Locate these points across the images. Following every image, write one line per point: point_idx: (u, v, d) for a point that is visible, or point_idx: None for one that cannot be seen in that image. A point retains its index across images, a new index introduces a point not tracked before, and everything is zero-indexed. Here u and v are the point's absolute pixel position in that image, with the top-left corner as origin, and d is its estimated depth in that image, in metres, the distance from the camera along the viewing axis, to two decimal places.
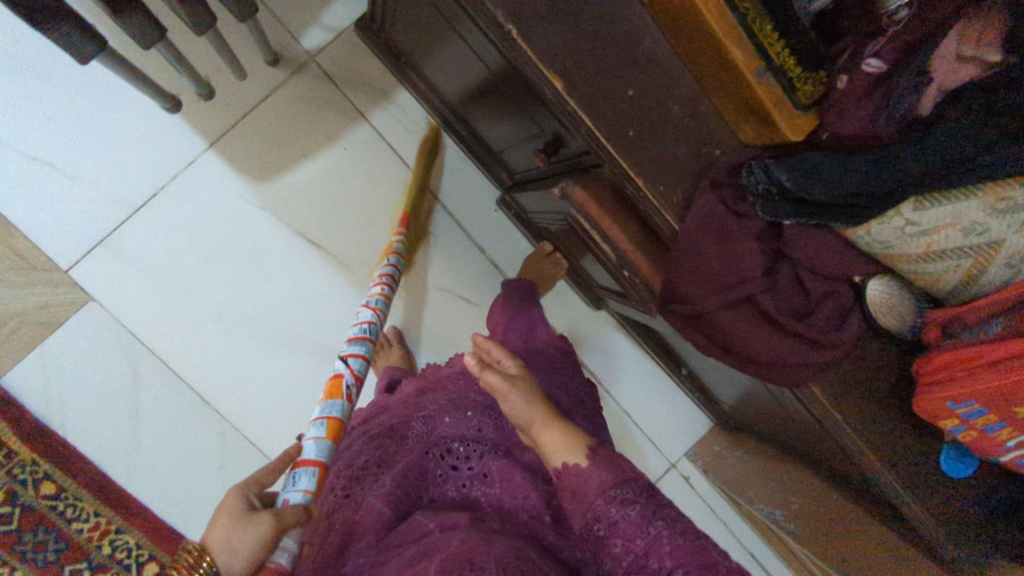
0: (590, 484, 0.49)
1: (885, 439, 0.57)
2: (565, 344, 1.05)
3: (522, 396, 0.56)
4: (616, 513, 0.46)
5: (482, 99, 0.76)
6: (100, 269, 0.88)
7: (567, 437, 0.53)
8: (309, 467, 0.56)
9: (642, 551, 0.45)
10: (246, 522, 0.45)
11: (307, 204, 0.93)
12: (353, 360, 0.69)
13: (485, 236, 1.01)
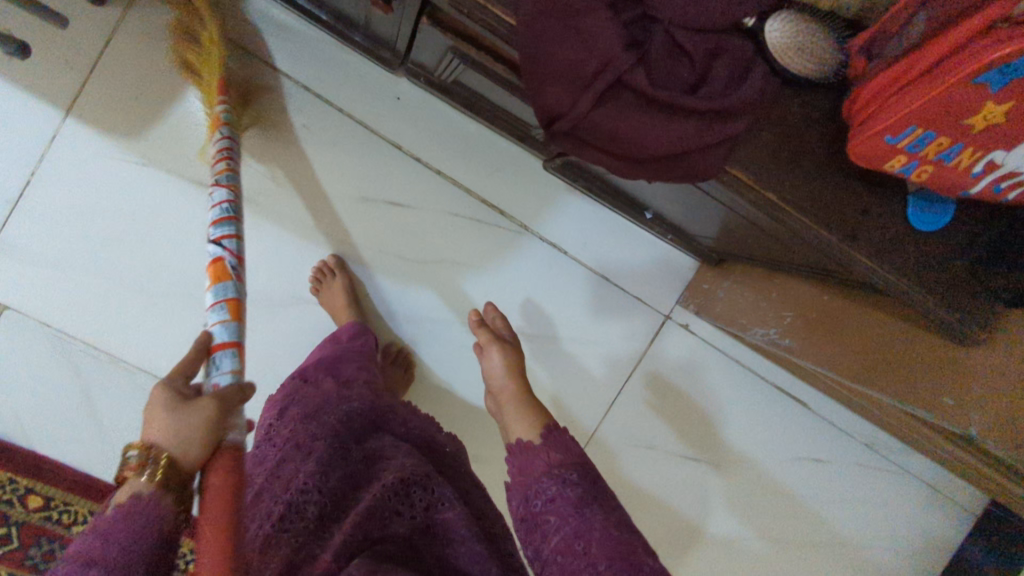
0: (537, 461, 0.62)
1: (836, 210, 0.48)
2: (518, 223, 0.97)
3: (499, 358, 0.75)
4: (556, 491, 0.58)
5: None
6: (2, 274, 0.83)
7: (525, 414, 0.68)
8: (227, 349, 0.58)
9: (573, 532, 0.56)
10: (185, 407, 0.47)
11: (190, 148, 0.85)
12: (220, 355, 0.57)
13: (397, 131, 0.91)
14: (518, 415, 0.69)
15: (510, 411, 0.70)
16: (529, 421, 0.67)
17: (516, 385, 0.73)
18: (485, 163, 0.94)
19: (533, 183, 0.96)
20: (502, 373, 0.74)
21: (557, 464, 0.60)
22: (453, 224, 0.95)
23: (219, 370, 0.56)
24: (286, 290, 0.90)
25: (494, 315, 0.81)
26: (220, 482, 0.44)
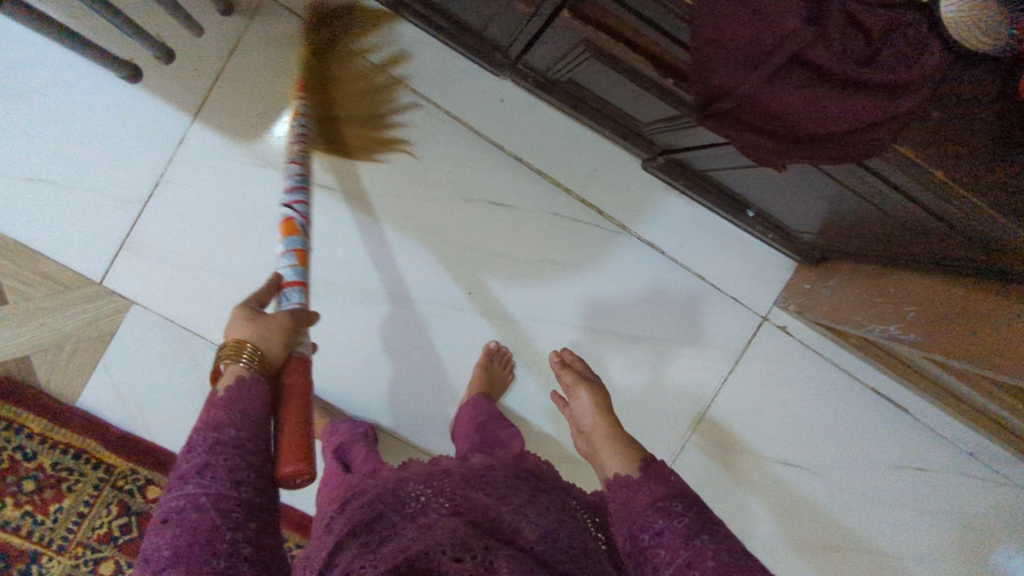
0: (638, 496, 0.56)
1: (1001, 185, 0.47)
2: (618, 223, 0.97)
3: (586, 394, 0.72)
4: (663, 522, 0.53)
5: None
6: (130, 272, 0.86)
7: (617, 445, 0.64)
8: (295, 285, 0.65)
9: (687, 561, 0.50)
10: (268, 318, 0.59)
11: (304, 148, 0.88)
12: (290, 290, 0.65)
13: (500, 133, 0.93)
14: (609, 449, 0.64)
15: (602, 443, 0.66)
16: (622, 452, 0.63)
17: (610, 422, 0.69)
18: (585, 163, 0.95)
19: (632, 183, 0.97)
20: (591, 408, 0.71)
21: (662, 496, 0.55)
22: (554, 224, 0.95)
23: (287, 301, 0.65)
24: (391, 289, 0.91)
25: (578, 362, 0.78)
26: (298, 384, 0.57)
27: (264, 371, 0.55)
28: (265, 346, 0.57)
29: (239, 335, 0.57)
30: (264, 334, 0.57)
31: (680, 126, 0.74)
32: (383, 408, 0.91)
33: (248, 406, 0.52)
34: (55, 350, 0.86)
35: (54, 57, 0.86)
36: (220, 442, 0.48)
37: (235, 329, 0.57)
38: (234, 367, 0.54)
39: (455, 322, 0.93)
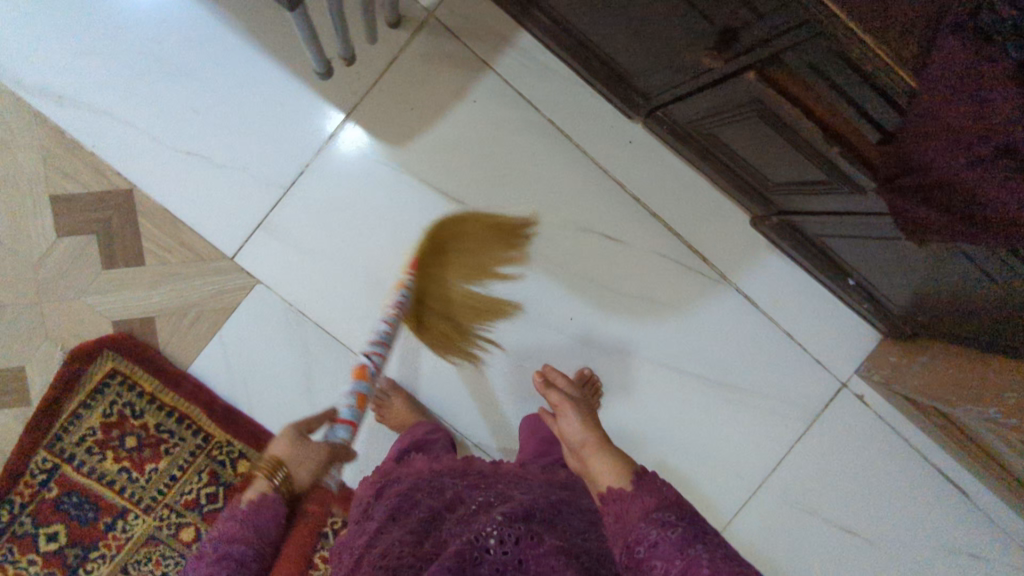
0: (634, 507, 0.61)
1: None
2: (718, 272, 1.01)
3: (575, 416, 0.77)
4: (657, 533, 0.56)
5: (622, 23, 0.74)
6: (261, 252, 0.90)
7: (611, 459, 0.70)
8: (346, 424, 0.73)
9: (681, 568, 0.52)
10: (309, 446, 0.68)
11: (446, 160, 0.93)
12: (339, 428, 0.73)
13: (624, 172, 0.97)
14: (603, 464, 0.70)
15: (596, 460, 0.71)
16: (617, 469, 0.67)
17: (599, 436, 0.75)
18: (699, 212, 0.99)
19: (738, 237, 1.00)
20: (582, 428, 0.76)
21: (654, 509, 0.59)
22: (658, 264, 0.99)
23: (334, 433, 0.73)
24: (500, 304, 0.96)
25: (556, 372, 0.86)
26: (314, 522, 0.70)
27: (289, 499, 0.65)
28: (295, 474, 0.66)
29: (273, 454, 0.66)
30: (297, 463, 0.66)
31: (816, 190, 0.78)
32: (476, 416, 0.96)
33: (262, 523, 0.61)
34: (179, 315, 0.90)
35: (223, 36, 0.88)
36: (229, 556, 0.57)
37: (283, 448, 0.67)
38: (260, 484, 0.64)
39: (552, 345, 0.97)
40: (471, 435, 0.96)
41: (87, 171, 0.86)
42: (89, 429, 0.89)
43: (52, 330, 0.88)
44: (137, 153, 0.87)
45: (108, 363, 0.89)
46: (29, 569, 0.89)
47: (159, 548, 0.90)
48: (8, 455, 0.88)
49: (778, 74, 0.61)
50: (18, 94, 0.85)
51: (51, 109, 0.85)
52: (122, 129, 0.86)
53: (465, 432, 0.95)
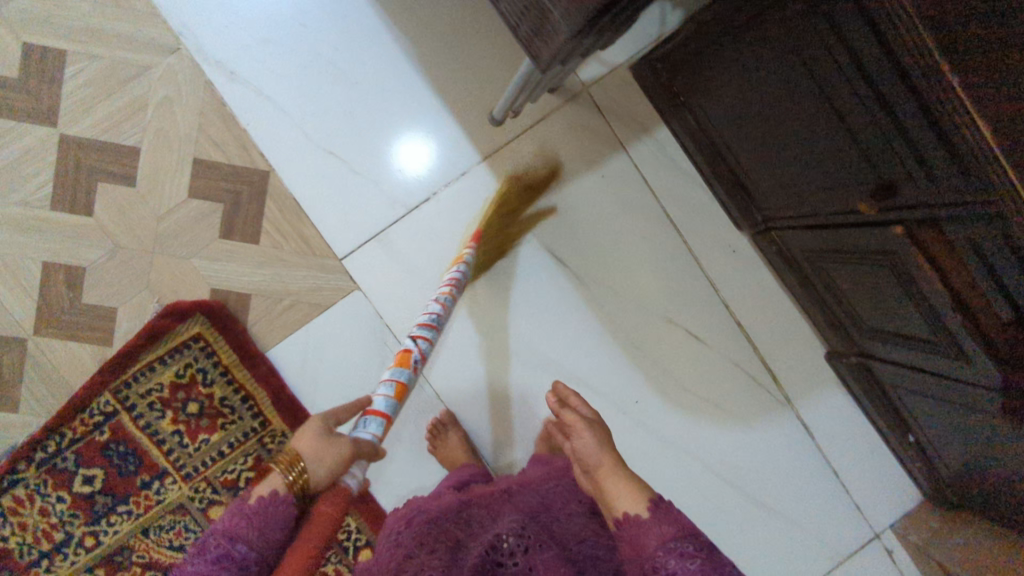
0: (649, 535, 0.55)
1: None
2: (783, 395, 1.03)
3: (593, 436, 0.65)
4: (675, 564, 0.52)
5: (779, 147, 0.79)
6: (369, 261, 0.93)
7: (632, 486, 0.59)
8: (378, 417, 0.64)
9: None
10: (334, 438, 0.54)
11: (561, 223, 0.97)
12: (371, 419, 0.63)
13: (721, 277, 1.00)
14: (620, 487, 0.60)
15: (612, 483, 0.60)
16: (632, 487, 0.59)
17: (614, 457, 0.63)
18: (780, 332, 1.02)
19: (811, 366, 1.03)
20: (598, 448, 0.64)
21: (672, 537, 0.54)
22: (730, 373, 1.02)
23: (366, 428, 0.63)
24: (573, 369, 0.97)
25: (575, 398, 0.72)
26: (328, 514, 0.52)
27: (302, 498, 0.51)
28: (313, 471, 0.52)
29: (296, 446, 0.53)
30: (319, 456, 0.53)
31: (916, 344, 0.80)
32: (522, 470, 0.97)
33: (273, 524, 0.48)
34: (274, 299, 0.92)
35: (392, 56, 0.92)
36: (229, 557, 0.46)
37: (306, 437, 0.54)
38: (271, 475, 0.50)
39: (612, 423, 0.99)
40: None
41: (234, 145, 0.90)
42: (157, 384, 0.90)
43: (153, 281, 0.90)
44: (284, 141, 0.90)
45: (194, 326, 0.90)
46: (55, 505, 0.89)
47: (185, 519, 0.90)
48: (73, 390, 0.89)
49: (928, 234, 0.66)
50: (194, 58, 0.88)
51: (220, 81, 0.89)
52: (278, 117, 0.90)
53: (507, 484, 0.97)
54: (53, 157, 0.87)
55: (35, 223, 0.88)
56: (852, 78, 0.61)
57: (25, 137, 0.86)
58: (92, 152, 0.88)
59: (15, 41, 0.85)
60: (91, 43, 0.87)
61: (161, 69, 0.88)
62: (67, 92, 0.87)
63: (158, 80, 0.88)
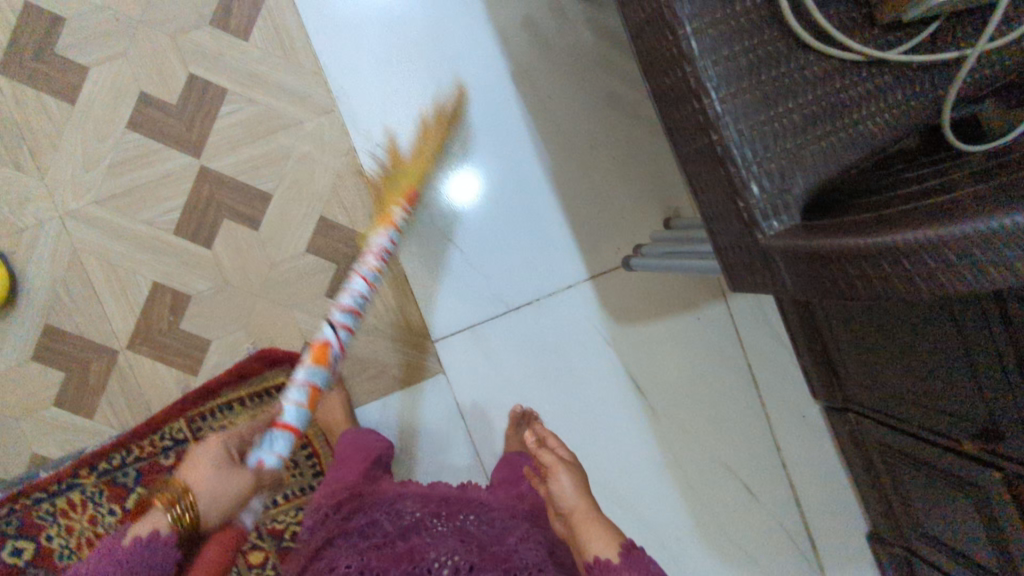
0: None
1: None
2: (818, 562, 1.05)
3: (570, 479, 0.70)
4: None
5: (873, 362, 0.81)
6: (460, 350, 0.95)
7: (606, 532, 0.65)
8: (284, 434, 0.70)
9: None
10: (231, 476, 0.64)
11: (647, 351, 0.99)
12: (278, 438, 0.70)
13: (784, 436, 1.03)
14: (596, 533, 0.65)
15: (588, 527, 0.66)
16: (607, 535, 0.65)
17: (590, 507, 0.68)
18: (827, 501, 1.05)
19: (849, 539, 1.05)
20: (575, 493, 0.69)
21: None
22: (773, 528, 1.04)
23: (269, 450, 0.69)
24: (627, 494, 1.00)
25: (554, 440, 0.76)
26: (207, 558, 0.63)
27: (187, 540, 0.60)
28: (204, 516, 0.62)
29: (185, 482, 0.62)
30: (210, 495, 0.62)
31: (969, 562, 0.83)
32: None
33: (137, 564, 0.57)
34: (362, 366, 0.94)
35: (531, 165, 0.95)
36: (96, 559, 0.57)
37: (197, 477, 0.63)
38: (157, 512, 0.60)
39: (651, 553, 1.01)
40: None
41: (362, 213, 0.92)
42: (231, 423, 0.90)
43: (252, 324, 0.91)
44: (410, 220, 0.93)
45: (280, 376, 0.92)
46: (105, 516, 0.89)
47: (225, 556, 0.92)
48: (152, 411, 0.90)
49: None
50: (345, 124, 0.91)
51: (364, 151, 0.91)
52: None
53: None
54: (189, 186, 0.89)
55: (155, 243, 0.89)
56: (1005, 357, 0.62)
57: (167, 161, 0.89)
58: (227, 189, 0.90)
59: (182, 71, 0.88)
60: (253, 87, 0.89)
61: (312, 127, 0.90)
62: (217, 129, 0.89)
63: (306, 136, 0.90)
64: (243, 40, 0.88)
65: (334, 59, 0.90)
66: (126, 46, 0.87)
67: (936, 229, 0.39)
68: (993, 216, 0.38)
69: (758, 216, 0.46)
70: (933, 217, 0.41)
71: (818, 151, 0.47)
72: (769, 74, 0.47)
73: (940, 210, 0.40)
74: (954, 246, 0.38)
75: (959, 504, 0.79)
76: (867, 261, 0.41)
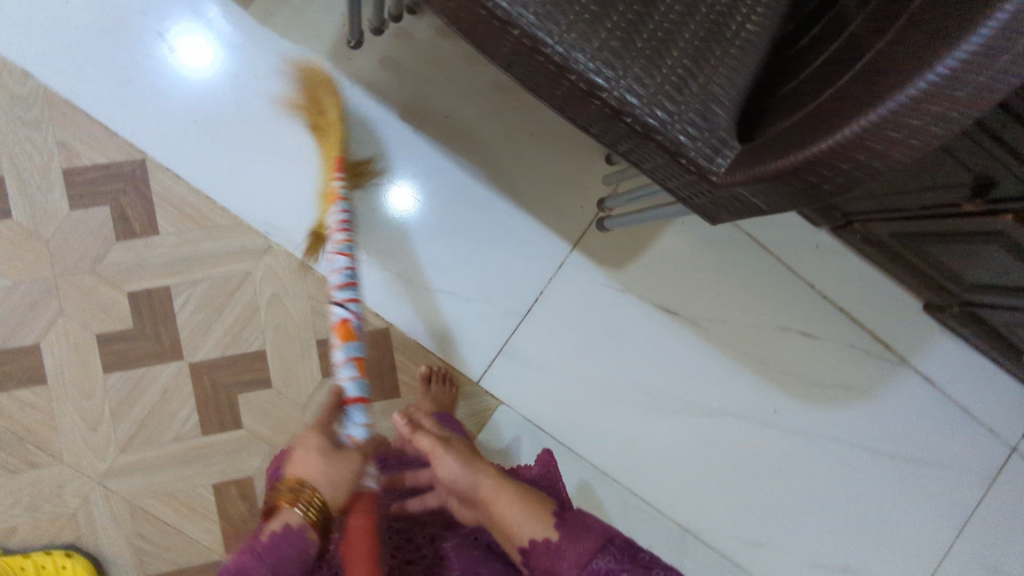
0: None
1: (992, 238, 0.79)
2: (899, 357, 1.09)
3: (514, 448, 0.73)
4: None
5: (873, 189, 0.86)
6: (503, 375, 0.97)
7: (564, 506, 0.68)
8: (357, 404, 0.68)
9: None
10: (343, 461, 0.61)
11: (658, 276, 1.01)
12: (355, 410, 0.68)
13: (813, 272, 1.06)
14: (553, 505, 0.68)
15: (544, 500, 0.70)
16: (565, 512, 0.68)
17: (494, 476, 0.65)
18: (879, 303, 1.08)
19: (914, 323, 1.09)
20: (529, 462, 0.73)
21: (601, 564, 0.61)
22: (848, 354, 1.07)
23: (354, 424, 0.68)
24: (708, 401, 1.04)
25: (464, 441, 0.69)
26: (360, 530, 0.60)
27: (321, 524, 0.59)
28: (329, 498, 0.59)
29: (305, 474, 0.59)
30: (330, 483, 0.59)
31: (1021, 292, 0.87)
32: (697, 507, 1.03)
33: (286, 560, 0.57)
34: None
35: (464, 182, 0.96)
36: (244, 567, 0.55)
37: (306, 463, 0.60)
38: (288, 510, 0.58)
39: (757, 435, 1.05)
40: (691, 527, 1.03)
41: None
42: None
43: None
44: (393, 293, 0.94)
45: None
46: None
47: None
48: None
49: None
50: (288, 250, 0.91)
51: (317, 261, 0.92)
52: (382, 275, 0.93)
53: (689, 523, 1.02)
54: (190, 387, 0.89)
55: (193, 454, 0.90)
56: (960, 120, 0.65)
57: (159, 379, 0.89)
58: (222, 369, 0.90)
59: (120, 294, 0.88)
60: (188, 269, 0.89)
61: (261, 271, 0.91)
62: (183, 324, 0.89)
63: (262, 281, 0.91)
64: (154, 234, 0.88)
65: (241, 200, 0.90)
66: (59, 304, 0.87)
67: (867, 113, 0.40)
68: (938, 62, 0.37)
69: (704, 162, 0.48)
70: (878, 90, 0.40)
71: (719, 78, 0.49)
72: (642, 37, 0.47)
73: (896, 65, 0.40)
74: (911, 111, 0.38)
75: (986, 254, 0.83)
76: (832, 160, 0.41)
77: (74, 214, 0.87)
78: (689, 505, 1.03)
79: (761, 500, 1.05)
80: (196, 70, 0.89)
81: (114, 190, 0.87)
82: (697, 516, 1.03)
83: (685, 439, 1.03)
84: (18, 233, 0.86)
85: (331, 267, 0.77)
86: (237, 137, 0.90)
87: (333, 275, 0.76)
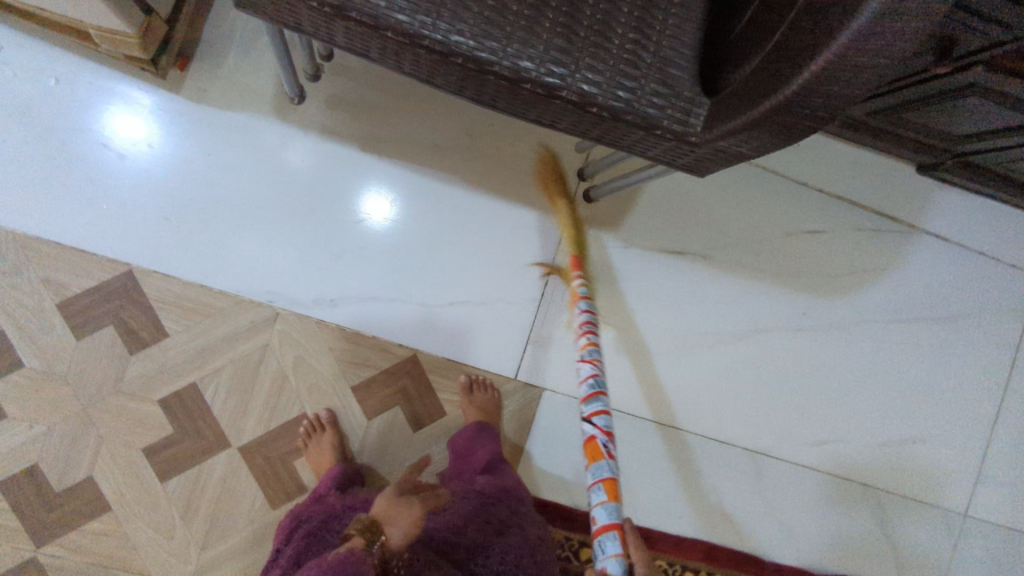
0: None
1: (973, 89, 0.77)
2: (907, 224, 1.08)
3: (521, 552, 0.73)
4: None
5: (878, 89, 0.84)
6: (538, 363, 0.96)
7: None
8: (609, 531, 0.66)
9: None
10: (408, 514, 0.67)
11: (654, 223, 1.01)
12: (604, 538, 0.66)
13: (800, 171, 1.05)
14: None
15: None
16: None
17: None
18: (873, 180, 1.07)
19: (911, 188, 1.08)
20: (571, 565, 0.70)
21: None
22: (859, 237, 1.07)
23: (604, 551, 0.65)
24: (738, 325, 1.04)
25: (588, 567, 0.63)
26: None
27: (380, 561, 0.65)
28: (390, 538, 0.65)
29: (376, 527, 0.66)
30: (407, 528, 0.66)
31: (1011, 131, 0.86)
32: (757, 428, 1.04)
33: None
34: None
35: (442, 191, 0.95)
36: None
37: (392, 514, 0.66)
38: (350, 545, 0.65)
39: (793, 343, 1.06)
40: (756, 448, 1.04)
41: (375, 353, 0.93)
42: None
43: None
44: (408, 319, 0.94)
45: None
46: None
47: None
48: None
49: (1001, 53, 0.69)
50: (296, 312, 0.91)
51: (326, 312, 0.92)
52: (393, 305, 0.93)
53: (754, 444, 1.04)
54: (246, 469, 0.89)
55: (268, 532, 0.88)
56: None
57: (213, 471, 0.88)
58: (270, 442, 0.90)
59: (151, 405, 0.88)
60: (208, 360, 0.89)
61: (277, 339, 0.91)
62: (220, 413, 0.89)
63: (280, 348, 0.91)
64: (165, 337, 0.88)
65: (236, 279, 0.90)
66: (97, 432, 0.87)
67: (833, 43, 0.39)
68: None
69: (679, 126, 0.48)
70: (825, 25, 0.40)
71: (669, 41, 0.48)
72: (584, 24, 0.47)
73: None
74: (866, 39, 0.38)
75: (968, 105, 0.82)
76: (804, 98, 0.41)
77: (82, 341, 0.87)
78: (747, 428, 1.04)
79: (814, 401, 1.06)
80: (140, 139, 0.88)
81: (112, 307, 0.87)
82: (759, 436, 1.04)
83: (726, 367, 1.04)
84: (35, 378, 0.86)
85: (581, 375, 0.79)
86: (210, 219, 0.89)
87: (584, 384, 0.77)
